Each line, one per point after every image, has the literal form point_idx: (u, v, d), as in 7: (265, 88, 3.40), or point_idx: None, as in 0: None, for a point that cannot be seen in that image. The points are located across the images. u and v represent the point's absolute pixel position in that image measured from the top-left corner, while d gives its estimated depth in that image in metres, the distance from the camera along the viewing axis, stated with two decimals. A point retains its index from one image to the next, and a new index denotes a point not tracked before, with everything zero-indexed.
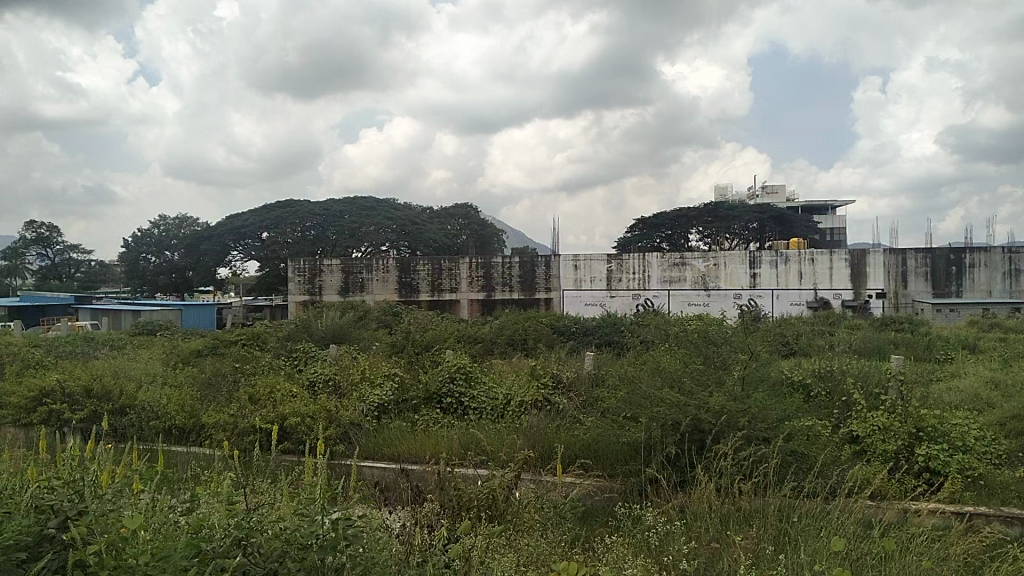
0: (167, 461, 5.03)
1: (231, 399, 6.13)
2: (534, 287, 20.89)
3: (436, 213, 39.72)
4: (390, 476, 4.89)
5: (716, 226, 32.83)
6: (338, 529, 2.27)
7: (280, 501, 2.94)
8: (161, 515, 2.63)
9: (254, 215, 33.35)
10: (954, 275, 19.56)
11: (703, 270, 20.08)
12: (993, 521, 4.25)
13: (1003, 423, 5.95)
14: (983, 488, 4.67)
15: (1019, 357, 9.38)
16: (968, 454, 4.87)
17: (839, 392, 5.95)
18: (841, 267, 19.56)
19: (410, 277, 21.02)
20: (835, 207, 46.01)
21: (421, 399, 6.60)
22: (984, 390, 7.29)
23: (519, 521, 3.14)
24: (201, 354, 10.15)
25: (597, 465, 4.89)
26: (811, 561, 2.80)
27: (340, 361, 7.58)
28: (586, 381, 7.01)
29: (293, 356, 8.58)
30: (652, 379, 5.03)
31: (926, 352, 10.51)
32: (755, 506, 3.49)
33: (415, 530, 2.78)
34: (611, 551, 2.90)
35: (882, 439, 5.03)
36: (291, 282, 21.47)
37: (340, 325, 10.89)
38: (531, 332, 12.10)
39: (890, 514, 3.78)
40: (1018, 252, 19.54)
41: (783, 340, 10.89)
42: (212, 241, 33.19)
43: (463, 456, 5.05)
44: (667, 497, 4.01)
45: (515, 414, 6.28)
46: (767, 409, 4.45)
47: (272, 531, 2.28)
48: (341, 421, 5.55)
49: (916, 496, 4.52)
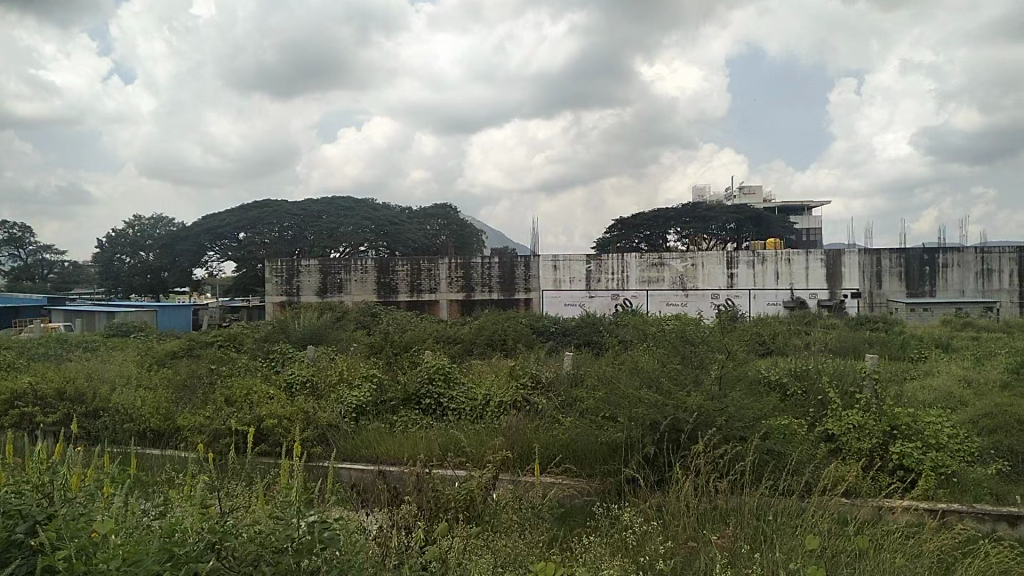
0: (141, 465, 4.97)
1: (206, 401, 6.07)
2: (513, 287, 20.96)
3: (415, 214, 39.66)
4: (368, 478, 4.87)
5: (694, 227, 33.07)
6: (314, 531, 2.25)
7: (254, 504, 2.90)
8: (133, 520, 2.59)
9: (231, 215, 33.04)
10: (928, 275, 19.75)
11: (682, 270, 20.19)
12: (966, 517, 4.33)
13: (976, 421, 6.02)
14: (956, 486, 4.73)
15: (991, 356, 9.50)
16: (942, 451, 4.94)
17: (816, 391, 6.00)
18: (818, 267, 19.79)
19: (389, 277, 20.94)
20: (810, 207, 46.55)
21: (399, 400, 6.58)
22: (957, 389, 7.38)
23: (497, 522, 3.14)
24: (176, 356, 10.02)
25: (577, 465, 4.90)
26: (787, 559, 2.83)
27: (318, 362, 7.52)
28: (565, 380, 7.02)
29: (270, 357, 8.51)
30: (631, 379, 5.04)
31: (900, 350, 10.63)
32: (731, 506, 3.51)
33: (393, 532, 2.75)
34: (589, 552, 2.90)
35: (857, 437, 5.08)
36: (268, 282, 21.28)
37: (318, 325, 10.84)
38: (511, 332, 12.10)
39: (865, 511, 3.83)
40: (990, 252, 19.66)
41: (760, 340, 10.99)
42: (187, 242, 32.79)
43: (442, 458, 5.04)
44: (645, 496, 4.02)
45: (494, 415, 6.29)
46: (744, 408, 4.46)
47: (246, 534, 2.25)
48: (319, 423, 5.50)
49: (889, 492, 4.58)
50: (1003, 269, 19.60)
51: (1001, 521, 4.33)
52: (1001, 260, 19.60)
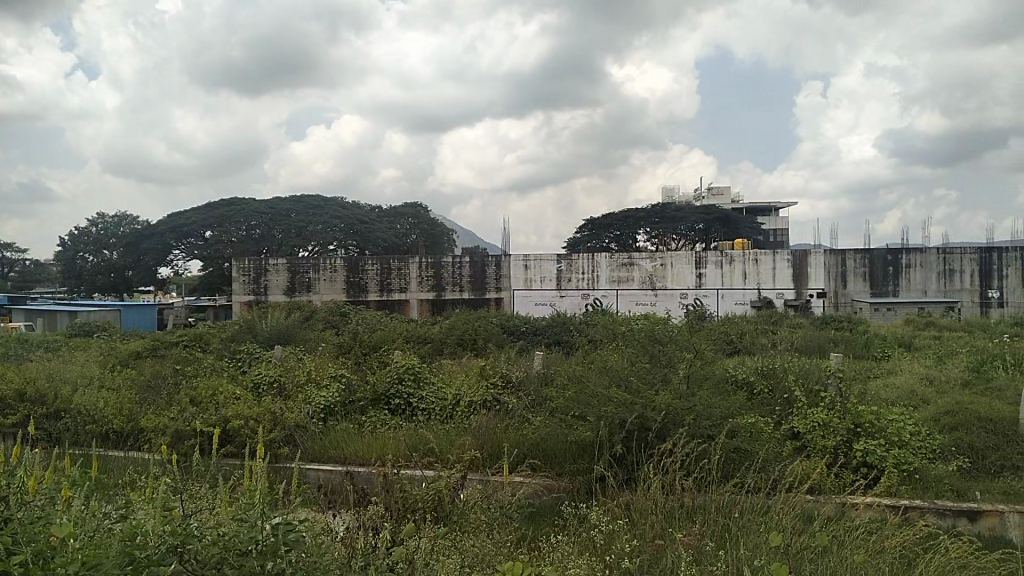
0: (103, 467, 4.88)
1: (171, 402, 5.98)
2: (484, 287, 20.96)
3: (384, 213, 39.44)
4: (336, 479, 4.84)
5: (663, 227, 33.31)
6: (278, 533, 2.22)
7: (218, 506, 2.86)
8: (92, 523, 2.53)
9: (197, 214, 32.58)
10: (891, 274, 20.01)
11: (651, 270, 20.35)
12: (927, 513, 4.42)
13: (938, 419, 6.14)
14: (918, 482, 4.83)
15: (952, 355, 9.68)
16: (905, 449, 5.03)
17: (782, 390, 6.06)
18: (784, 267, 20.04)
19: (359, 277, 20.79)
20: (777, 207, 47.20)
21: (368, 400, 6.53)
22: (919, 387, 7.51)
23: (465, 522, 3.12)
24: (139, 357, 9.86)
25: (545, 464, 4.91)
26: (753, 556, 2.86)
27: (286, 362, 7.44)
28: (535, 380, 7.02)
29: (236, 358, 8.40)
30: (600, 379, 5.06)
31: (864, 349, 10.80)
32: (698, 503, 3.54)
33: (361, 533, 2.72)
34: (555, 551, 2.90)
35: (822, 435, 5.14)
36: (235, 282, 21.04)
37: (286, 325, 10.72)
38: (481, 331, 12.08)
39: (829, 508, 3.89)
40: (952, 252, 19.89)
41: (728, 340, 11.07)
42: (152, 240, 32.25)
43: (409, 458, 5.02)
44: (613, 495, 4.04)
45: (464, 414, 6.28)
46: (712, 407, 4.50)
47: (208, 537, 2.22)
48: (286, 424, 5.44)
49: (854, 489, 4.66)
50: (964, 270, 19.86)
51: (961, 517, 4.42)
52: (962, 260, 19.84)
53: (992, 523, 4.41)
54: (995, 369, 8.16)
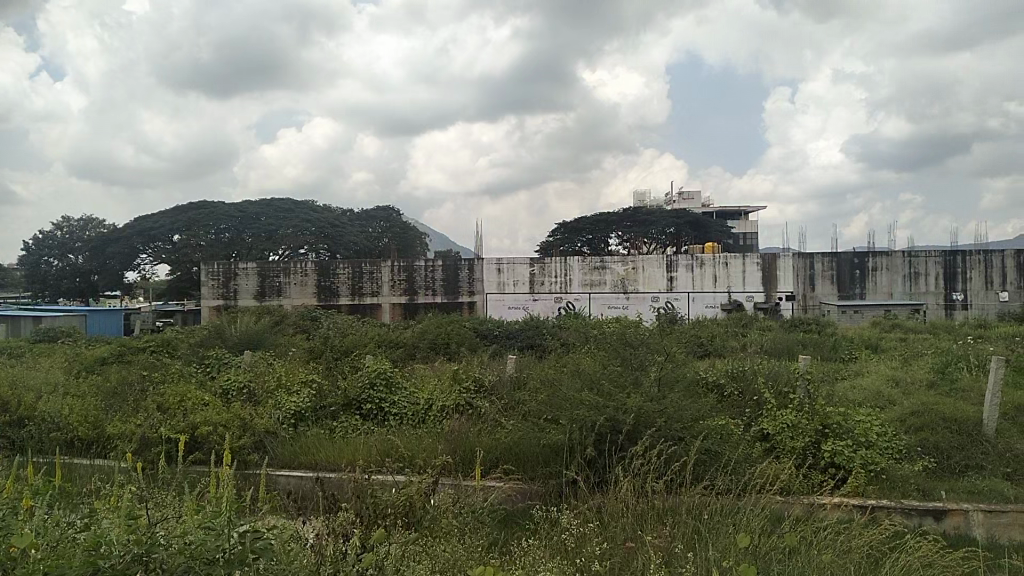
0: (68, 475, 4.80)
1: (138, 408, 5.88)
2: (457, 291, 20.91)
3: (356, 216, 39.22)
4: (306, 485, 4.80)
5: (635, 231, 33.51)
6: (245, 541, 2.19)
7: (184, 514, 2.81)
8: (56, 533, 2.48)
9: (165, 217, 32.14)
10: (858, 277, 20.26)
11: (623, 274, 20.48)
12: (895, 513, 4.49)
13: (904, 419, 6.23)
14: (884, 482, 4.91)
15: (917, 357, 9.87)
16: (871, 449, 5.11)
17: (752, 392, 6.11)
18: (753, 270, 20.29)
19: (330, 281, 20.66)
20: (747, 211, 47.77)
21: (340, 405, 6.48)
22: (885, 388, 7.64)
23: (438, 527, 3.11)
24: (106, 363, 9.72)
25: (517, 466, 4.90)
26: (722, 557, 2.88)
27: (255, 367, 7.36)
28: (508, 383, 7.02)
29: (205, 363, 8.30)
30: (572, 382, 5.07)
31: (831, 351, 10.97)
32: (669, 505, 3.57)
33: (330, 540, 2.69)
34: (527, 555, 2.90)
35: (791, 436, 5.18)
36: (204, 286, 20.79)
37: (256, 330, 10.62)
38: (454, 335, 12.07)
39: (798, 508, 3.93)
40: (917, 256, 20.22)
41: (698, 342, 11.17)
42: (119, 244, 31.76)
43: (380, 464, 4.99)
44: (585, 498, 4.05)
45: (436, 419, 6.26)
46: (683, 409, 4.53)
47: (174, 546, 2.18)
48: (255, 430, 5.38)
49: (822, 490, 4.72)
50: (930, 272, 20.14)
51: (927, 516, 4.51)
52: (927, 264, 20.13)
53: (957, 521, 4.50)
54: (958, 370, 8.34)
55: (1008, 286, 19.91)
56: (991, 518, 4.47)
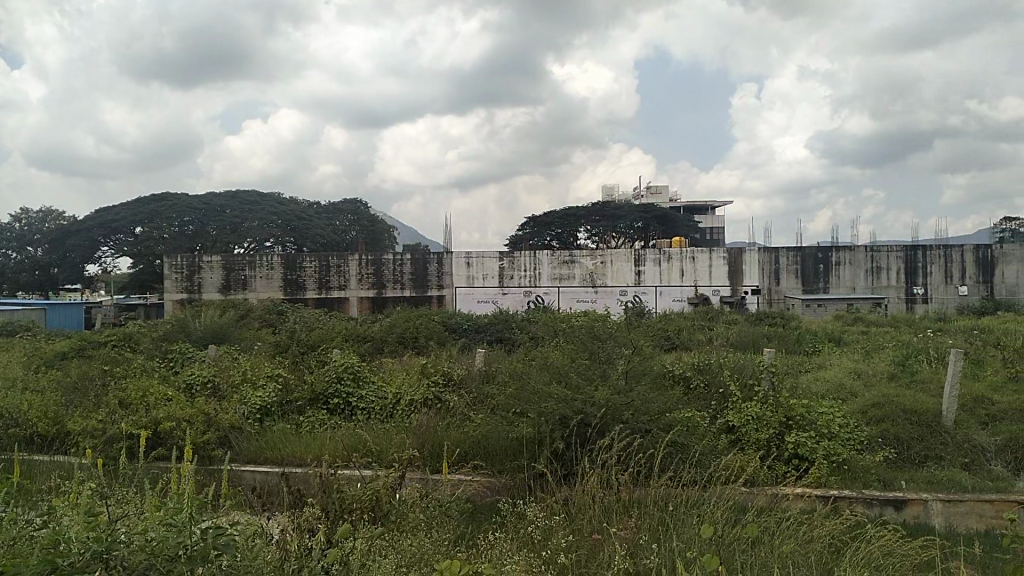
0: (25, 472, 4.69)
1: (99, 403, 5.77)
2: (426, 284, 20.86)
3: (323, 209, 38.90)
4: (271, 481, 4.77)
5: (603, 225, 33.76)
6: (208, 538, 2.15)
7: (145, 511, 2.75)
8: (12, 532, 2.41)
9: (127, 209, 31.63)
10: (821, 272, 20.50)
11: (591, 268, 20.61)
12: (856, 503, 4.58)
13: (865, 411, 6.33)
14: (846, 472, 5.02)
15: (878, 349, 10.08)
16: (833, 440, 5.21)
17: (716, 385, 6.18)
18: (720, 264, 20.53)
19: (296, 274, 20.45)
20: (713, 206, 48.40)
21: (306, 400, 6.42)
22: (847, 380, 7.79)
23: (404, 522, 3.09)
24: (65, 357, 9.53)
25: (487, 461, 4.92)
26: (687, 547, 2.92)
27: (220, 362, 7.26)
28: (476, 377, 7.00)
29: (168, 357, 8.17)
30: (541, 375, 5.07)
31: (795, 344, 11.13)
32: (634, 497, 3.60)
33: (295, 536, 2.66)
34: (494, 548, 2.91)
35: (756, 428, 5.24)
36: (168, 280, 20.45)
37: (220, 323, 10.48)
38: (423, 330, 12.00)
39: (761, 499, 3.98)
40: (879, 251, 20.47)
41: (665, 336, 11.27)
42: (79, 236, 31.12)
43: (347, 459, 4.95)
44: (552, 490, 4.06)
45: (404, 414, 6.23)
46: (650, 401, 4.57)
47: (135, 543, 2.15)
48: (219, 425, 5.31)
49: (785, 482, 4.80)
50: (891, 267, 20.47)
51: (888, 505, 4.60)
52: (889, 258, 20.45)
53: (916, 511, 4.60)
54: (918, 362, 8.52)
55: (967, 281, 20.27)
56: (949, 508, 4.58)
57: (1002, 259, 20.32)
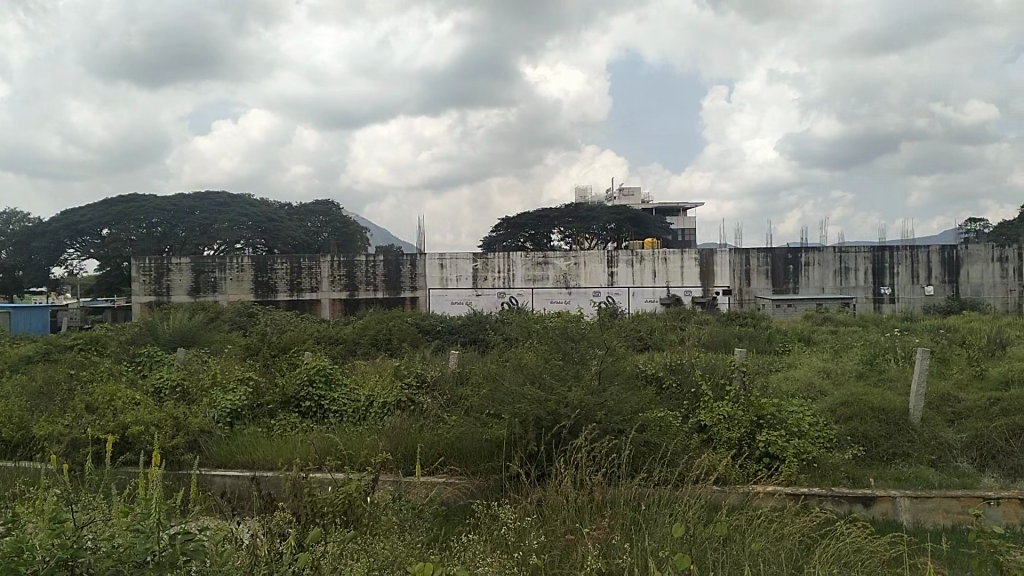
0: None
1: (65, 408, 5.66)
2: (399, 286, 20.81)
3: (294, 210, 38.56)
4: (242, 485, 4.73)
5: (576, 226, 33.67)
6: (176, 543, 2.11)
7: (112, 516, 2.70)
8: None
9: (94, 210, 31.13)
10: (791, 273, 20.70)
11: (565, 270, 20.67)
12: (825, 501, 4.64)
13: (834, 410, 6.41)
14: (816, 470, 5.09)
15: (847, 349, 10.22)
16: (803, 438, 5.28)
17: (689, 383, 6.23)
18: (691, 265, 20.73)
19: (267, 276, 20.27)
20: (685, 208, 48.79)
21: (277, 403, 6.36)
22: (817, 379, 7.90)
23: (377, 525, 3.07)
24: (30, 362, 9.35)
25: (461, 463, 4.92)
26: (659, 547, 2.94)
27: (189, 366, 7.16)
28: (450, 378, 6.98)
29: (137, 360, 8.05)
30: (515, 376, 5.07)
31: (767, 344, 11.25)
32: (607, 498, 3.61)
33: (266, 540, 2.63)
34: (468, 550, 2.90)
35: (727, 427, 5.29)
36: (136, 282, 20.13)
37: (190, 326, 10.35)
38: (396, 332, 11.94)
39: (733, 497, 4.02)
40: (847, 252, 20.73)
41: (637, 336, 11.35)
42: (44, 238, 30.57)
43: (319, 462, 4.91)
44: (526, 491, 4.07)
45: (377, 417, 6.19)
46: (623, 401, 4.59)
47: (102, 550, 2.12)
48: (189, 429, 5.24)
49: (756, 479, 4.85)
50: (859, 267, 20.74)
51: (856, 503, 4.66)
52: (857, 259, 20.71)
53: (885, 508, 4.67)
54: (886, 361, 8.64)
55: (933, 281, 20.62)
56: (918, 504, 4.65)
57: (968, 259, 20.64)
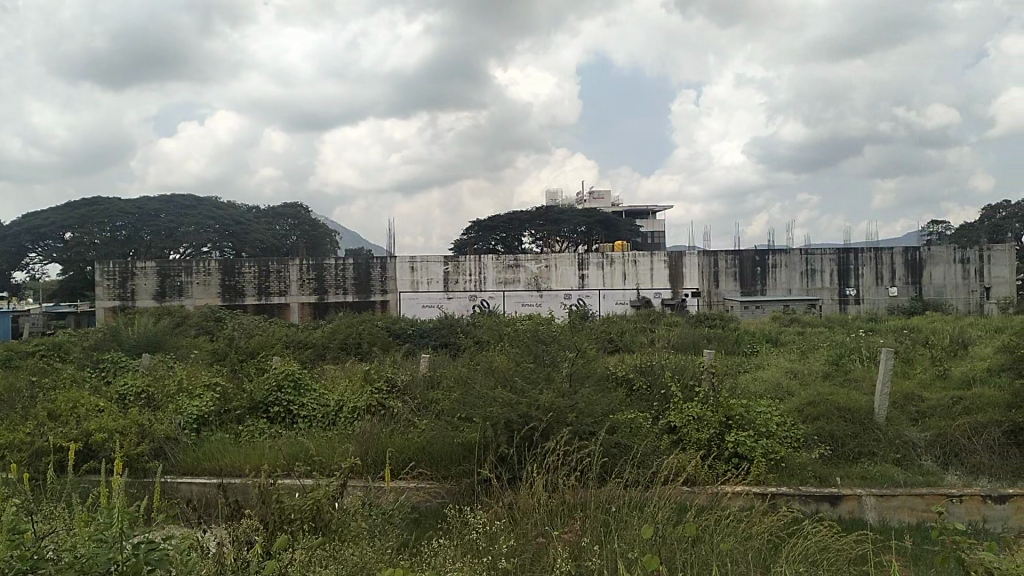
0: None
1: (25, 416, 5.53)
2: (369, 289, 20.73)
3: (261, 213, 38.11)
4: (209, 492, 4.66)
5: (547, 229, 33.74)
6: (139, 553, 2.06)
7: (71, 526, 2.63)
8: None
9: (56, 214, 30.50)
10: (759, 275, 20.91)
11: (536, 272, 20.69)
12: (792, 500, 4.70)
13: (802, 409, 6.50)
14: (783, 469, 5.16)
15: (814, 349, 10.37)
16: (771, 438, 5.34)
17: (658, 385, 6.28)
18: (660, 267, 20.89)
19: (235, 279, 20.05)
20: (654, 210, 49.17)
21: (245, 408, 6.27)
22: (784, 380, 7.99)
23: (346, 530, 3.04)
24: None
25: (431, 467, 4.89)
26: (629, 549, 2.95)
27: (153, 371, 7.04)
28: (421, 382, 6.96)
29: (100, 367, 7.89)
30: (486, 379, 5.06)
31: (734, 345, 11.35)
32: (579, 500, 3.62)
33: (232, 548, 2.59)
34: (437, 555, 2.88)
35: (696, 427, 5.33)
36: (99, 287, 19.73)
37: (155, 331, 10.17)
38: (366, 336, 11.86)
39: (703, 497, 4.06)
40: (813, 253, 21.05)
41: (608, 338, 11.41)
42: (5, 242, 29.89)
43: (288, 468, 4.87)
44: (497, 495, 4.06)
45: (347, 421, 6.14)
46: (594, 403, 4.60)
47: (63, 561, 2.09)
48: (154, 436, 5.16)
49: (725, 479, 4.90)
50: (825, 269, 21.05)
51: (824, 501, 4.73)
52: (822, 261, 21.03)
53: (851, 506, 4.74)
54: (851, 361, 8.80)
55: (896, 282, 20.97)
56: (883, 502, 4.72)
57: (930, 261, 21.03)
